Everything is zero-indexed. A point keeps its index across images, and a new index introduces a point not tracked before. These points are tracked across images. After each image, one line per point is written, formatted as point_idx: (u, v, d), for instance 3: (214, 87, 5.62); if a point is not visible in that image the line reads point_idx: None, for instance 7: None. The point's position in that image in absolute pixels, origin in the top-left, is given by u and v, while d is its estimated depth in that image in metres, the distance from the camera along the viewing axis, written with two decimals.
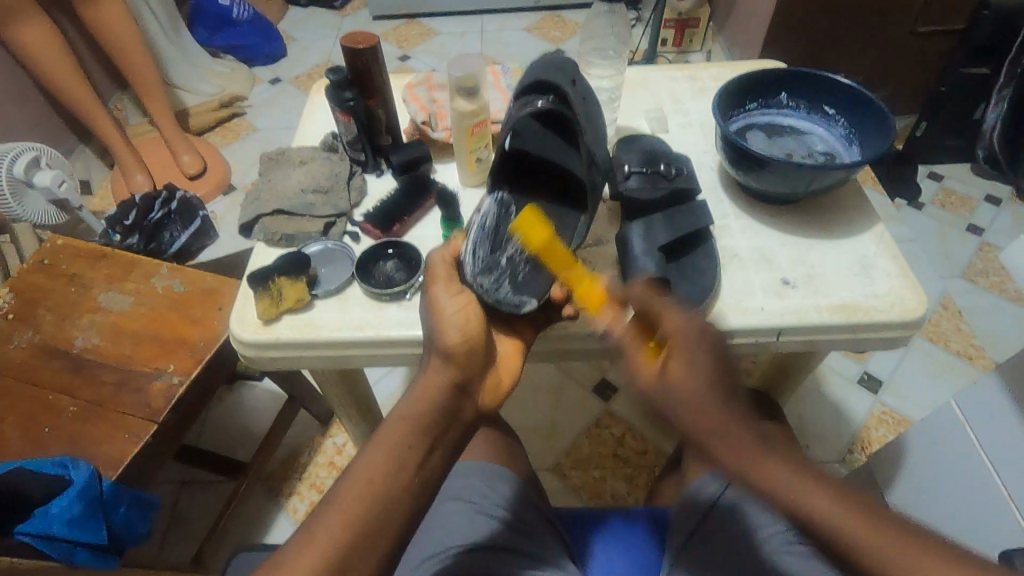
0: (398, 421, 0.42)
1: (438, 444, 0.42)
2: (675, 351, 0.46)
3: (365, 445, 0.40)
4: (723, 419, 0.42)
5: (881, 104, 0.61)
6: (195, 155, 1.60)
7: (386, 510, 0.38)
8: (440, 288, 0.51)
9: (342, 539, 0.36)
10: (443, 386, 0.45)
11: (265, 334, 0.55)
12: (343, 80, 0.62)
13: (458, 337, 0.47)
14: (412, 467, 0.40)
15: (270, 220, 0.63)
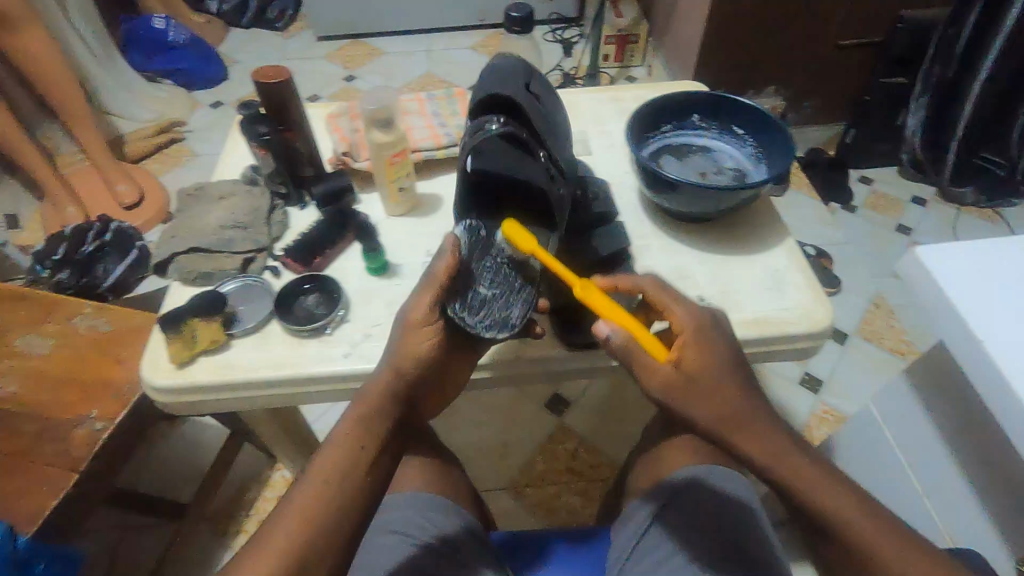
0: (348, 424, 0.49)
1: (383, 450, 0.49)
2: (686, 346, 0.48)
3: (322, 449, 0.47)
4: (731, 420, 0.47)
5: (783, 124, 0.63)
6: (131, 184, 1.55)
7: (338, 511, 0.45)
8: (412, 330, 0.52)
9: (301, 535, 0.43)
10: (392, 397, 0.51)
11: (178, 377, 0.54)
12: (254, 114, 0.64)
13: (411, 361, 0.52)
14: (362, 468, 0.47)
15: (186, 258, 0.62)
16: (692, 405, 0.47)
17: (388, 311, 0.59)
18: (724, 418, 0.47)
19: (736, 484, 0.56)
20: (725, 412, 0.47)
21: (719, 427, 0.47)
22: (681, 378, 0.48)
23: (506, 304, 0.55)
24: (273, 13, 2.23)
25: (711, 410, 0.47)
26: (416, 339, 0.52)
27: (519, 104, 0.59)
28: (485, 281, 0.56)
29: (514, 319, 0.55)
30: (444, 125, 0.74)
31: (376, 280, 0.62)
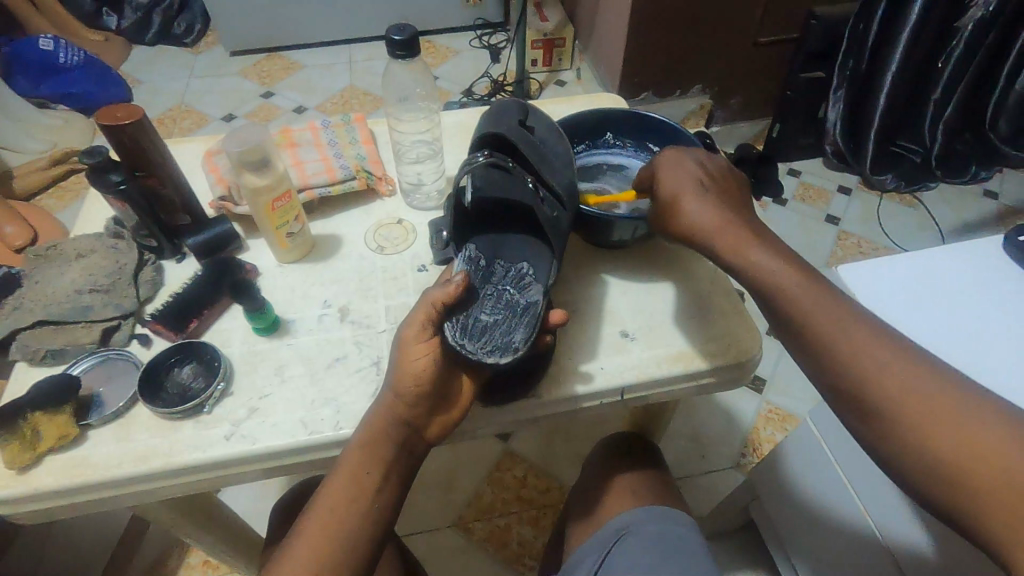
0: (354, 449, 0.47)
1: (391, 471, 0.47)
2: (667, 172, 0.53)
3: (334, 467, 0.47)
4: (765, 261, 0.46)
5: (696, 140, 0.60)
6: (20, 225, 1.40)
7: (342, 535, 0.45)
8: (407, 342, 0.46)
9: (318, 556, 0.44)
10: (394, 419, 0.47)
11: (17, 486, 0.45)
12: (105, 162, 0.53)
13: (410, 381, 0.46)
14: (368, 494, 0.46)
15: (32, 335, 0.53)
16: (677, 218, 0.51)
17: (278, 379, 0.52)
18: (709, 225, 0.49)
19: (667, 520, 0.62)
20: (709, 224, 0.49)
21: (701, 235, 0.49)
22: (666, 200, 0.52)
23: (510, 329, 0.48)
24: (179, 27, 2.07)
25: (695, 218, 0.49)
26: (413, 356, 0.46)
27: (509, 136, 0.55)
28: (485, 309, 0.50)
29: (519, 341, 0.47)
30: (340, 156, 0.67)
31: (264, 341, 0.54)
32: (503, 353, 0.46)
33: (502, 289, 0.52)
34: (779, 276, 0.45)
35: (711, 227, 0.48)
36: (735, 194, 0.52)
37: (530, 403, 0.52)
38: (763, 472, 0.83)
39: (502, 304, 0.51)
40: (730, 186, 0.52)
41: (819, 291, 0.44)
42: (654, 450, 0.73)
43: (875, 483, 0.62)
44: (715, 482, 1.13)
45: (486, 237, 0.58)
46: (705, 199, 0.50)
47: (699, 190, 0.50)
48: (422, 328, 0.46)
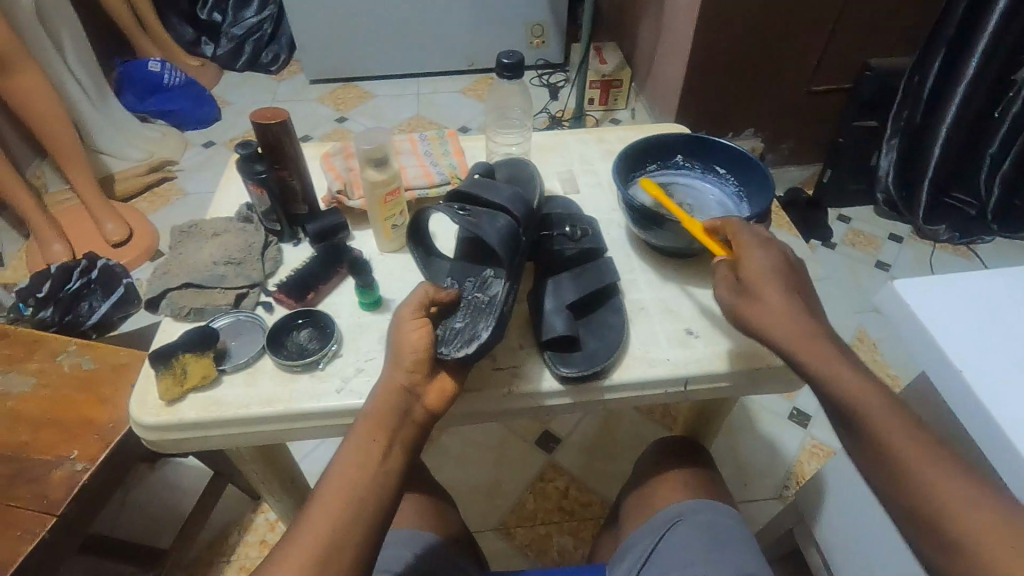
0: (364, 419, 0.48)
1: (394, 441, 0.48)
2: (744, 256, 0.53)
3: (343, 441, 0.47)
4: (822, 348, 0.47)
5: (760, 165, 0.66)
6: (119, 222, 1.53)
7: (351, 509, 0.44)
8: (404, 321, 0.51)
9: (327, 532, 0.42)
10: (396, 387, 0.49)
11: (164, 415, 0.53)
12: (252, 153, 0.64)
13: (411, 358, 0.50)
14: (373, 463, 0.46)
15: (178, 294, 0.62)
16: (748, 303, 0.51)
17: (380, 346, 0.59)
18: (776, 314, 0.49)
19: (716, 512, 0.65)
20: (775, 314, 0.49)
21: (763, 326, 0.49)
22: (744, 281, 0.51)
23: (474, 329, 0.55)
24: (267, 56, 2.26)
25: (761, 307, 0.50)
26: (412, 335, 0.50)
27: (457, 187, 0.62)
28: (456, 317, 0.56)
29: (479, 335, 0.53)
30: (436, 164, 0.76)
31: (368, 315, 0.62)
32: (466, 347, 0.53)
33: (468, 299, 0.59)
34: (822, 367, 0.46)
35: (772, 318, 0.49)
36: (794, 272, 0.52)
37: (601, 384, 0.57)
38: (809, 493, 0.84)
39: (471, 310, 0.57)
40: (798, 271, 0.53)
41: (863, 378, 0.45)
42: (704, 452, 0.76)
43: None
44: (755, 511, 1.12)
45: (462, 267, 0.63)
46: (786, 295, 0.49)
47: (775, 280, 0.50)
48: (419, 311, 0.52)
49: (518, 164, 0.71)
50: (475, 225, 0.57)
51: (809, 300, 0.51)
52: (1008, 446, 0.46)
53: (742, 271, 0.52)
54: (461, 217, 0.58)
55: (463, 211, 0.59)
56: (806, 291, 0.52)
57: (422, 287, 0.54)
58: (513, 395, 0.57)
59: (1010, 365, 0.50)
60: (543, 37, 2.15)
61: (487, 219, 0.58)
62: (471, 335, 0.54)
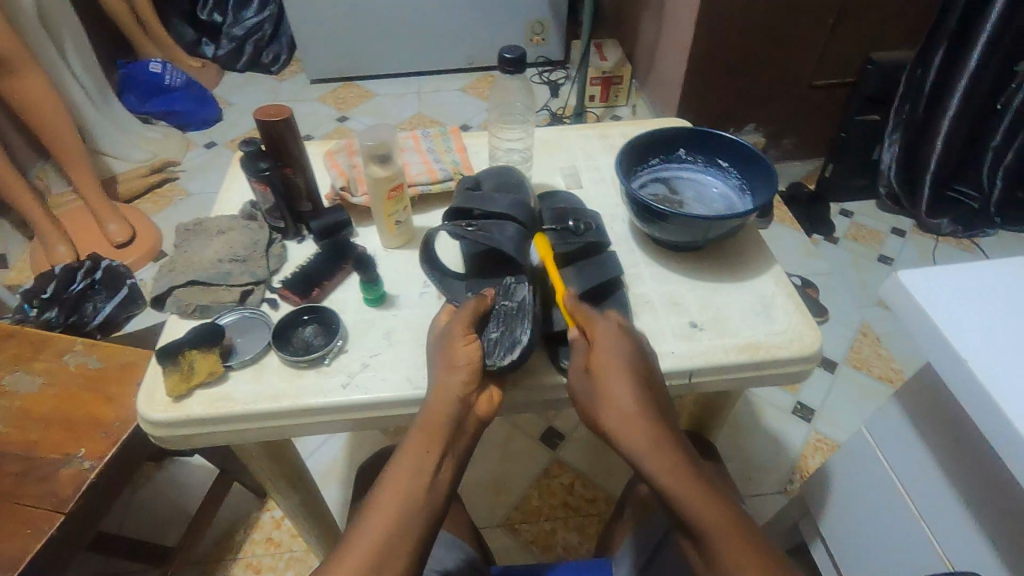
0: (419, 430, 0.50)
1: (448, 449, 0.50)
2: (598, 349, 0.53)
3: (398, 449, 0.49)
4: (670, 456, 0.47)
5: (763, 157, 0.66)
6: (123, 223, 1.53)
7: (408, 515, 0.45)
8: (456, 337, 0.53)
9: (384, 535, 0.44)
10: (452, 397, 0.51)
11: (173, 411, 0.54)
12: (258, 151, 0.64)
13: (465, 371, 0.52)
14: (428, 471, 0.48)
15: (184, 292, 0.63)
16: (600, 401, 0.51)
17: (386, 342, 0.60)
18: (626, 418, 0.49)
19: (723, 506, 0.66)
20: (626, 418, 0.49)
21: (616, 431, 0.49)
22: (597, 378, 0.51)
23: (514, 334, 0.55)
24: (267, 57, 2.26)
25: (612, 408, 0.50)
26: (462, 349, 0.53)
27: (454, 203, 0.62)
28: (489, 328, 0.56)
29: (521, 340, 0.54)
30: (438, 161, 0.76)
31: (373, 311, 0.62)
32: (511, 352, 0.54)
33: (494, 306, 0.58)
34: (669, 478, 0.46)
35: (619, 425, 0.49)
36: (646, 367, 0.53)
37: None
38: (813, 487, 0.84)
39: (501, 319, 0.56)
40: (648, 364, 0.53)
41: (703, 487, 0.46)
42: (709, 446, 0.76)
43: (927, 486, 0.64)
44: (760, 505, 1.12)
45: (480, 279, 0.61)
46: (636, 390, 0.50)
47: (627, 379, 0.51)
48: (466, 327, 0.54)
49: (503, 170, 0.67)
50: (485, 236, 0.58)
51: (659, 401, 0.51)
52: (1017, 438, 0.46)
53: (592, 364, 0.52)
54: (471, 232, 0.58)
55: (473, 226, 0.59)
56: (658, 387, 0.53)
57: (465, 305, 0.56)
58: (517, 389, 0.57)
59: (1016, 356, 0.50)
60: (543, 35, 2.15)
61: (495, 227, 0.58)
62: (514, 340, 0.55)
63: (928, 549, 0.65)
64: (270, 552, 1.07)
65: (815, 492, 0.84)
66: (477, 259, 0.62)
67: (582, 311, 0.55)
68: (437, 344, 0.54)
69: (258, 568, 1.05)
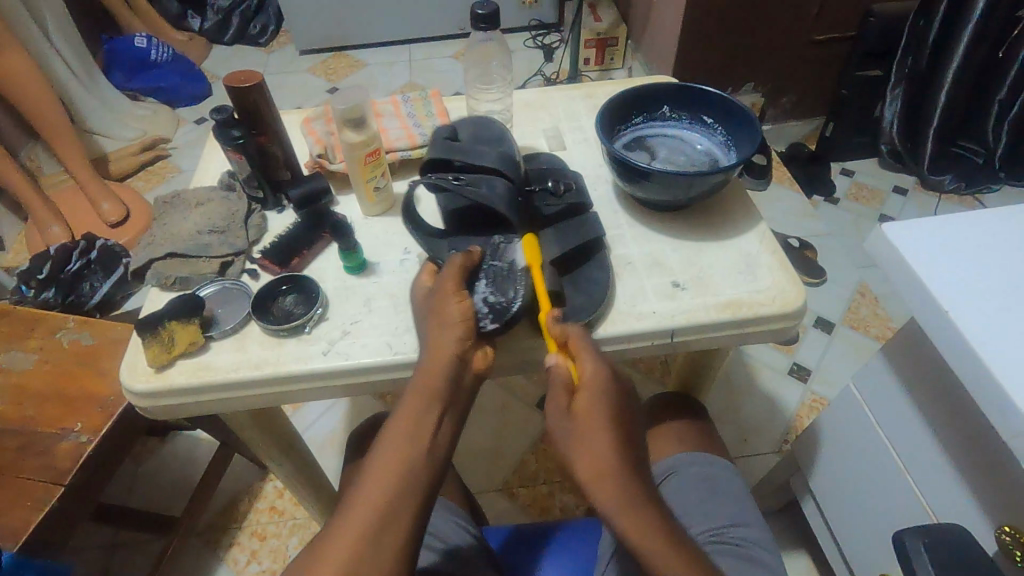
0: (415, 392, 0.50)
1: (445, 411, 0.50)
2: (582, 391, 0.50)
3: (397, 409, 0.50)
4: (637, 512, 0.48)
5: (747, 111, 0.65)
6: (116, 202, 1.52)
7: (407, 478, 0.46)
8: (446, 296, 0.52)
9: (383, 498, 0.45)
10: (448, 357, 0.51)
11: (155, 380, 0.54)
12: (229, 118, 0.63)
13: (457, 329, 0.51)
14: (428, 430, 0.49)
15: (164, 265, 0.63)
16: (574, 443, 0.49)
17: (366, 309, 0.59)
18: (595, 466, 0.48)
19: (710, 465, 0.67)
20: (597, 469, 0.48)
21: (584, 471, 0.48)
22: (578, 420, 0.49)
23: (508, 292, 0.55)
24: (255, 28, 2.22)
25: (587, 456, 0.48)
26: (454, 308, 0.52)
27: (438, 155, 0.60)
28: (479, 287, 0.55)
29: (515, 300, 0.55)
30: (418, 125, 0.75)
31: (353, 279, 0.62)
32: (505, 310, 0.54)
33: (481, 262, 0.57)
34: (636, 534, 0.47)
35: (590, 472, 0.48)
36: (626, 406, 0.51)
37: (588, 339, 0.57)
38: (802, 444, 0.85)
39: (492, 277, 0.56)
40: (627, 403, 0.52)
41: (668, 545, 0.47)
42: (697, 405, 0.76)
43: (912, 439, 0.64)
44: (755, 465, 1.13)
45: (463, 236, 0.61)
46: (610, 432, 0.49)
47: (607, 428, 0.49)
48: (457, 286, 0.53)
49: (485, 121, 0.64)
50: (476, 193, 0.56)
51: (632, 445, 0.50)
52: (996, 391, 0.45)
53: (575, 402, 0.50)
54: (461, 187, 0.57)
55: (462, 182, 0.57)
56: (631, 429, 0.51)
57: (454, 261, 0.54)
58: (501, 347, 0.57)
59: (1002, 309, 0.49)
60: None
61: (487, 183, 0.58)
62: (507, 298, 0.55)
63: (915, 503, 0.65)
64: (274, 520, 1.09)
65: (804, 449, 0.84)
66: (452, 216, 0.61)
67: (581, 343, 0.53)
68: (428, 302, 0.54)
69: (263, 536, 1.08)
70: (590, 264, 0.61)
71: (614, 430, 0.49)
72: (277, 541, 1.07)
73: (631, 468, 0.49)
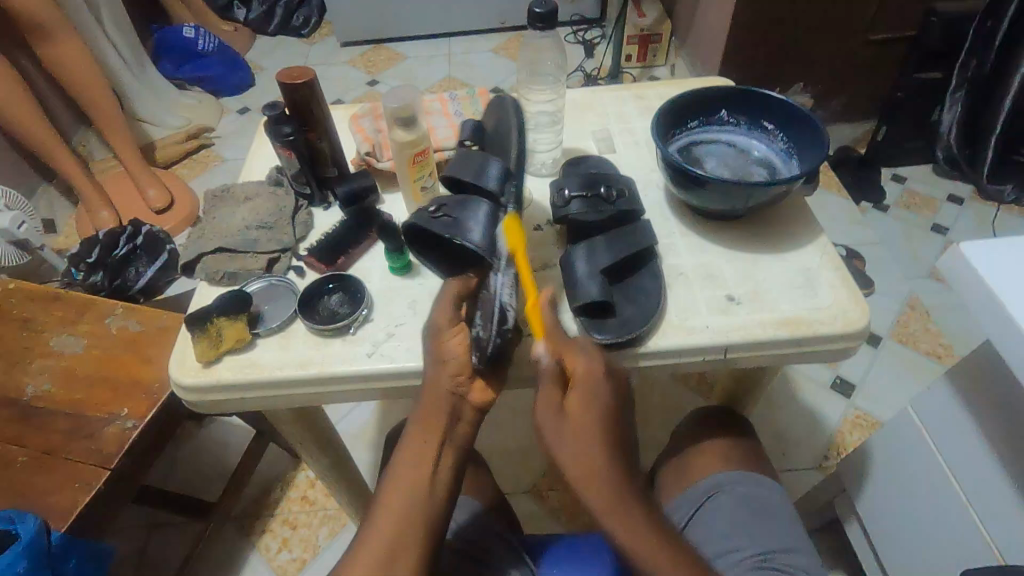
0: (415, 428, 0.50)
1: (445, 443, 0.49)
2: (576, 386, 0.48)
3: (400, 446, 0.49)
4: (630, 516, 0.45)
5: (812, 119, 0.62)
6: (162, 189, 1.55)
7: (413, 513, 0.45)
8: (441, 329, 0.52)
9: (391, 540, 0.43)
10: (443, 390, 0.51)
11: (204, 375, 0.54)
12: (281, 115, 0.63)
13: (453, 367, 0.51)
14: (429, 462, 0.48)
15: (212, 259, 0.63)
16: (561, 440, 0.46)
17: (411, 311, 0.59)
18: (586, 468, 0.45)
19: (756, 487, 0.64)
20: (584, 466, 0.45)
21: (575, 478, 0.46)
22: (569, 420, 0.47)
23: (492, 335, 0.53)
24: (298, 19, 2.24)
25: (575, 456, 0.45)
26: (451, 342, 0.52)
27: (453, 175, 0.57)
28: (477, 324, 0.54)
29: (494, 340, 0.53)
30: (466, 124, 0.74)
31: (398, 280, 0.62)
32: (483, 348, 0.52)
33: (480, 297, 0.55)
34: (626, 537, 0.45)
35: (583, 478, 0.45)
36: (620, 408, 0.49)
37: (636, 353, 0.55)
38: (849, 465, 0.81)
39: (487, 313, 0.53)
40: (622, 393, 0.50)
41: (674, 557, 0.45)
42: (740, 421, 0.74)
43: (977, 471, 0.60)
44: (793, 481, 1.09)
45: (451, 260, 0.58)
46: (600, 438, 0.46)
47: (600, 429, 0.47)
48: (452, 315, 0.52)
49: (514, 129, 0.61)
50: (450, 225, 0.53)
51: (630, 460, 0.48)
52: None
53: (567, 402, 0.47)
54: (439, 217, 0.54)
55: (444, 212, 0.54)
56: (625, 425, 0.49)
57: (448, 289, 0.54)
58: (519, 360, 0.57)
59: None
60: None
61: (464, 212, 0.54)
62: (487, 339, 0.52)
63: (978, 540, 0.62)
64: (305, 509, 1.11)
65: (849, 471, 0.81)
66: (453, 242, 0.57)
67: (561, 345, 0.50)
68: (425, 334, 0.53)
69: (295, 524, 1.10)
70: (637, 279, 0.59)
71: (603, 433, 0.47)
72: (308, 530, 1.08)
73: (619, 464, 0.46)
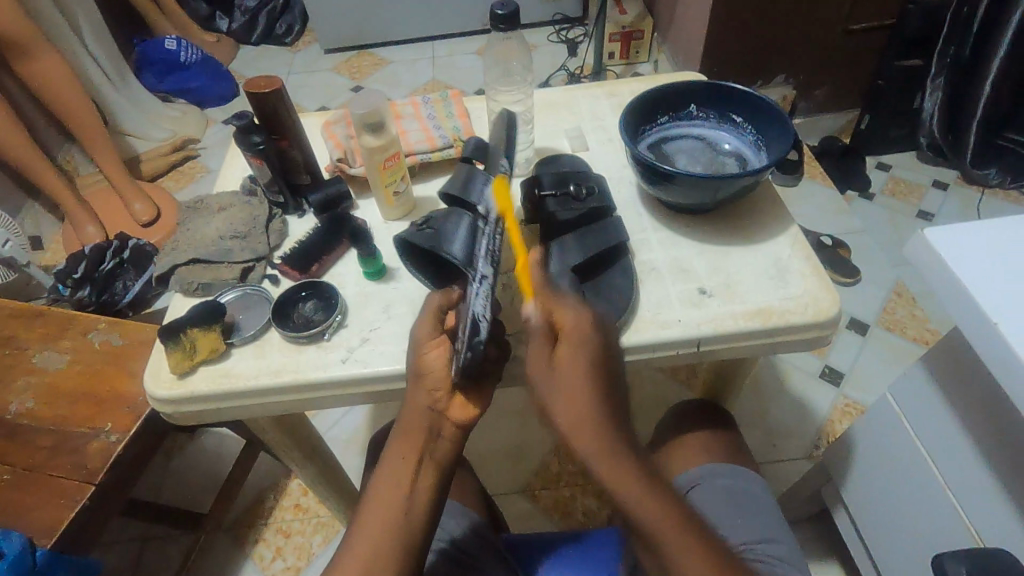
0: (397, 443, 0.50)
1: (424, 460, 0.49)
2: (567, 341, 0.47)
3: (382, 462, 0.50)
4: (619, 459, 0.45)
5: (779, 110, 0.62)
6: (147, 201, 1.55)
7: (388, 534, 0.46)
8: (421, 345, 0.50)
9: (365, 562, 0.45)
10: (422, 408, 0.50)
11: (178, 388, 0.54)
12: (250, 125, 0.62)
13: (431, 383, 0.50)
14: (406, 482, 0.48)
15: (187, 270, 0.63)
16: (553, 391, 0.46)
17: (385, 315, 0.59)
18: (580, 419, 0.45)
19: (737, 479, 0.64)
20: (582, 420, 0.45)
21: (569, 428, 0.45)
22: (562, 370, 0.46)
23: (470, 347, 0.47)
24: (281, 28, 2.24)
25: (570, 404, 0.45)
26: (429, 357, 0.50)
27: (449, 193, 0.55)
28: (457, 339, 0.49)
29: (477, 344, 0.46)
30: (439, 128, 0.75)
31: (373, 285, 0.62)
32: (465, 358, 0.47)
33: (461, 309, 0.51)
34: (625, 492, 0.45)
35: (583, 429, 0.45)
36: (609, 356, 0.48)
37: None
38: (834, 453, 0.81)
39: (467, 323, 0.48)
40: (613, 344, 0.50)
41: (666, 518, 0.45)
42: (723, 413, 0.74)
43: (955, 455, 0.61)
44: (785, 472, 1.10)
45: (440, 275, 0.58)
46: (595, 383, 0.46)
47: (591, 387, 0.46)
48: (433, 330, 0.50)
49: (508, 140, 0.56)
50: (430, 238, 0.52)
51: (622, 407, 0.47)
52: None
53: (557, 353, 0.47)
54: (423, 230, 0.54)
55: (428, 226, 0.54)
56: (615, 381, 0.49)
57: (429, 303, 0.52)
58: None
59: None
60: None
61: (447, 224, 0.53)
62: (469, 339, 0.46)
63: (958, 524, 0.62)
64: (298, 517, 1.11)
65: (834, 459, 0.81)
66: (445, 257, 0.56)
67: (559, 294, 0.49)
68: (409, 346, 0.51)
69: (288, 533, 1.10)
70: (609, 276, 0.59)
71: (598, 384, 0.46)
72: (302, 538, 1.08)
73: (612, 418, 0.46)
